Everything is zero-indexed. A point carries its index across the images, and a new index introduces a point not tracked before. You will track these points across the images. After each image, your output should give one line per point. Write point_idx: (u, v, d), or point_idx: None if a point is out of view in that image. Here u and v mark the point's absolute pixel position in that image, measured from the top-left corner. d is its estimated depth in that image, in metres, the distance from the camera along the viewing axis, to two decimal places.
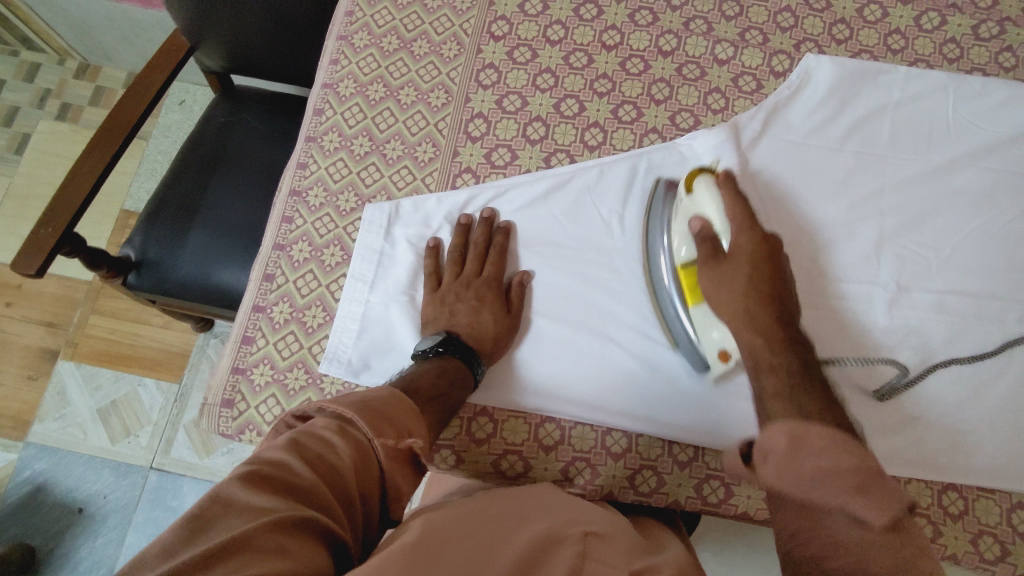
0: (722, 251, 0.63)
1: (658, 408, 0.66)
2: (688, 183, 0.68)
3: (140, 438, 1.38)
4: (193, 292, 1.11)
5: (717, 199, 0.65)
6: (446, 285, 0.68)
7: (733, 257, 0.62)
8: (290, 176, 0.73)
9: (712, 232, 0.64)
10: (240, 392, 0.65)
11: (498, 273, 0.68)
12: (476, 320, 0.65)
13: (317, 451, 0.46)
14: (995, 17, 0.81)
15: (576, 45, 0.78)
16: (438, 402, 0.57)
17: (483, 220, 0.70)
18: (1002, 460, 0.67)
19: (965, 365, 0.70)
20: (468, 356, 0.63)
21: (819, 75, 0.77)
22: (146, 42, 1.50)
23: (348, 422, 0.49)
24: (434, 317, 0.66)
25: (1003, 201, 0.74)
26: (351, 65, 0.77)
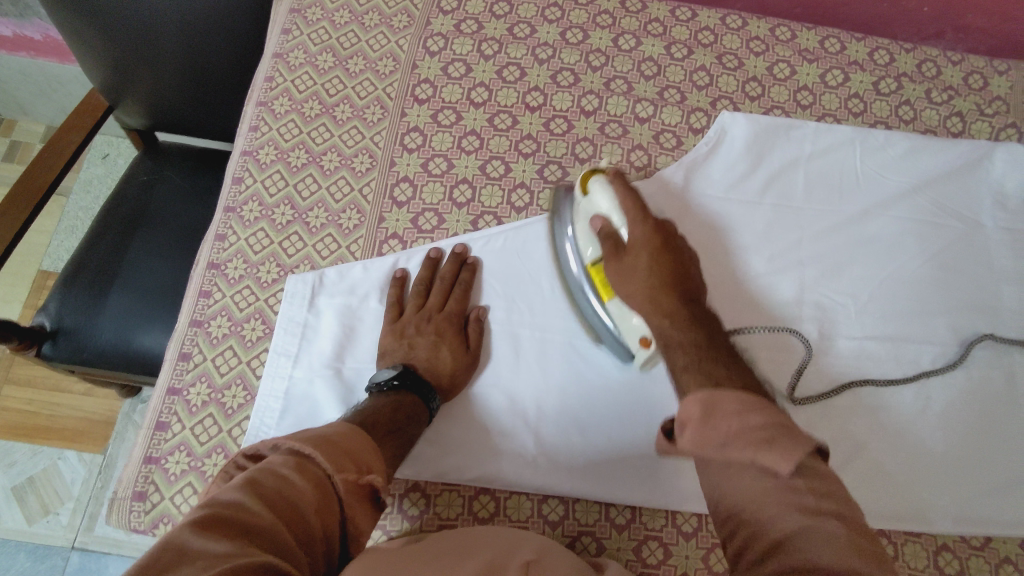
0: (618, 250, 0.61)
1: (602, 467, 0.65)
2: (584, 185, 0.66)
3: (60, 516, 1.29)
4: (113, 361, 1.05)
5: (611, 199, 0.63)
6: (408, 317, 0.67)
7: (632, 250, 0.61)
8: (208, 248, 0.70)
9: (613, 229, 0.62)
10: (153, 483, 0.61)
11: (462, 309, 0.68)
12: (434, 355, 0.65)
13: (275, 489, 0.44)
14: (893, 73, 0.86)
15: (500, 106, 0.79)
16: (395, 435, 0.57)
17: (453, 256, 0.70)
18: (929, 500, 0.69)
19: (889, 407, 0.72)
20: (425, 391, 0.62)
21: (743, 128, 0.79)
22: (65, 95, 1.44)
23: (306, 457, 0.48)
24: (391, 349, 0.66)
25: (911, 247, 0.77)
26: (271, 132, 0.75)
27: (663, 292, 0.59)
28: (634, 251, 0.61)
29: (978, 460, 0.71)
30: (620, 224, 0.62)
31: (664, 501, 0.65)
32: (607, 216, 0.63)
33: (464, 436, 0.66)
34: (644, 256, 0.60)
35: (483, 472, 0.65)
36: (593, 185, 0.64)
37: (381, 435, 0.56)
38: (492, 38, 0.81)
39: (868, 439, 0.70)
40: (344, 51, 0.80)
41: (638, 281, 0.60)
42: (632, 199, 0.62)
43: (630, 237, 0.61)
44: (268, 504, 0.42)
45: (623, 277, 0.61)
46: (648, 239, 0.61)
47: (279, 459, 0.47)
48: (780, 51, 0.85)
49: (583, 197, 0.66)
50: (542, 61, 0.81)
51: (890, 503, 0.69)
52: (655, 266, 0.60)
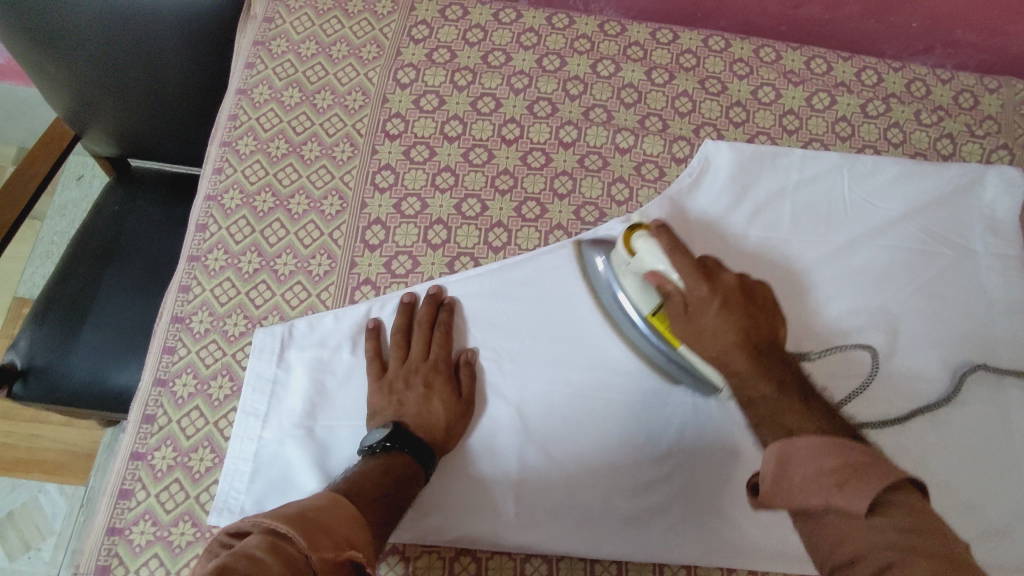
0: (683, 312, 0.59)
1: (594, 522, 0.63)
2: (627, 244, 0.62)
3: (42, 552, 1.26)
4: (87, 400, 1.01)
5: (662, 257, 0.59)
6: (392, 370, 0.65)
7: (697, 315, 0.58)
8: (171, 300, 0.68)
9: (669, 285, 0.59)
10: (117, 556, 0.58)
11: (447, 355, 0.65)
12: (425, 410, 0.62)
13: (246, 572, 0.38)
14: (880, 95, 0.83)
15: (475, 141, 0.76)
16: (381, 502, 0.53)
17: (429, 298, 0.67)
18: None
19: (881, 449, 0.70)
20: (417, 448, 0.59)
21: (724, 157, 0.76)
22: (34, 118, 1.40)
23: (281, 537, 0.43)
24: (380, 408, 0.63)
25: (902, 277, 0.75)
26: (236, 174, 0.72)
27: (737, 342, 0.56)
28: (697, 315, 0.58)
29: (971, 500, 0.69)
30: (671, 279, 0.59)
31: (658, 555, 0.63)
32: (661, 275, 0.60)
33: (442, 494, 0.64)
34: (710, 313, 0.57)
35: (464, 532, 0.63)
36: (639, 244, 0.61)
37: (367, 503, 0.52)
38: (466, 68, 0.78)
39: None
40: (311, 85, 0.77)
41: (707, 344, 0.57)
42: (679, 249, 0.58)
43: (686, 294, 0.58)
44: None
45: (695, 337, 0.58)
46: (705, 303, 0.57)
47: (253, 541, 0.42)
48: (764, 73, 0.83)
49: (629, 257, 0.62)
50: (518, 91, 0.78)
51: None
52: (726, 326, 0.56)
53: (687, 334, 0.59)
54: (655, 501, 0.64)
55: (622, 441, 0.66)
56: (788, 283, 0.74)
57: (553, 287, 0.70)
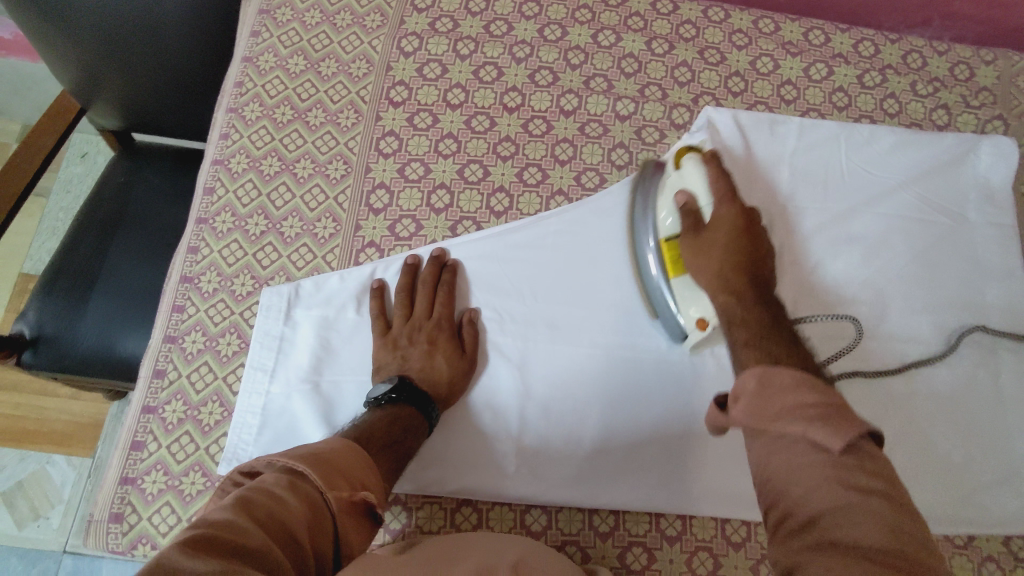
0: (698, 229, 0.62)
1: (594, 473, 0.65)
2: (676, 159, 0.66)
3: (51, 520, 1.29)
4: (94, 367, 1.03)
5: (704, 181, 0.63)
6: (396, 327, 0.66)
7: (713, 230, 0.61)
8: (180, 261, 0.69)
9: (695, 206, 0.62)
10: (131, 504, 0.60)
11: (450, 313, 0.67)
12: (429, 365, 0.64)
13: (265, 507, 0.41)
14: (878, 66, 0.84)
15: (477, 108, 0.77)
16: (389, 450, 0.55)
17: (433, 258, 0.69)
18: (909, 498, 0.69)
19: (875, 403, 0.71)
20: (423, 402, 0.61)
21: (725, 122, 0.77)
22: (40, 94, 1.41)
23: (297, 475, 0.46)
24: (385, 363, 0.65)
25: (898, 243, 0.77)
26: (242, 139, 0.74)
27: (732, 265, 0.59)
28: (714, 230, 0.61)
29: (958, 458, 0.71)
30: (705, 201, 0.62)
31: (656, 506, 0.65)
32: (693, 194, 0.63)
33: (444, 446, 0.66)
34: (725, 233, 0.60)
35: (466, 483, 0.65)
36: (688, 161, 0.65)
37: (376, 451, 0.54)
38: (468, 37, 0.80)
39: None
40: (316, 53, 0.78)
41: (715, 261, 0.60)
42: (722, 178, 0.62)
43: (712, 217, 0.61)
44: (260, 524, 0.39)
45: (703, 250, 0.61)
46: (726, 221, 0.60)
47: (270, 477, 0.45)
48: (763, 44, 0.84)
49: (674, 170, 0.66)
50: (519, 60, 0.79)
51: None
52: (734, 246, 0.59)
53: (695, 250, 0.61)
54: (654, 453, 0.66)
55: (619, 392, 0.68)
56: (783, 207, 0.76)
57: (553, 249, 0.71)
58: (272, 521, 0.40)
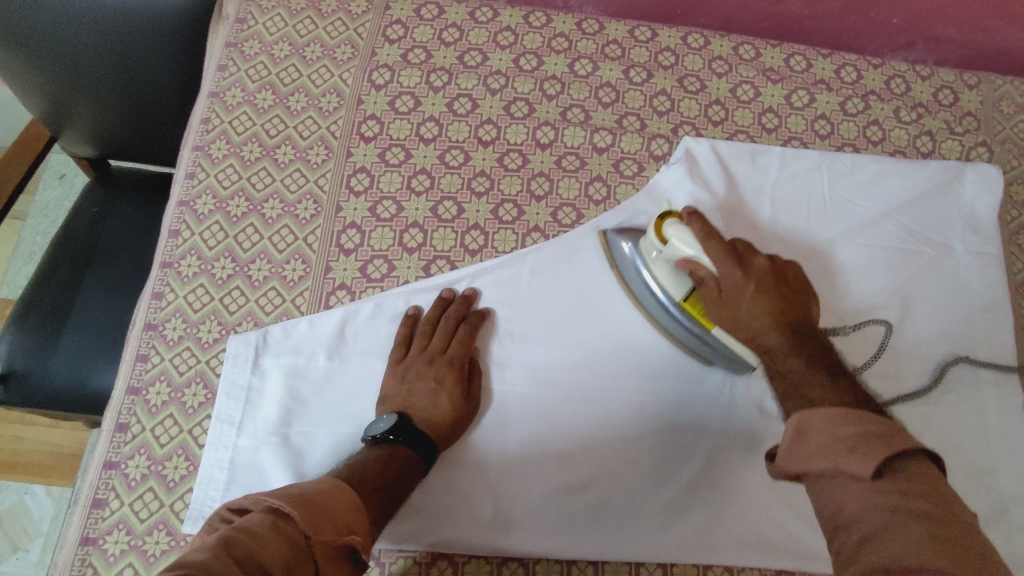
0: (720, 298, 0.59)
1: (575, 523, 0.64)
2: (658, 232, 0.62)
3: (30, 553, 1.27)
4: (66, 403, 1.00)
5: (695, 244, 0.59)
6: (411, 358, 0.65)
7: (732, 300, 0.59)
8: (144, 307, 0.67)
9: (702, 272, 0.60)
10: (92, 566, 0.58)
11: (464, 353, 0.65)
12: (433, 404, 0.62)
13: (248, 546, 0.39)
14: (860, 92, 0.83)
15: (451, 142, 0.75)
16: (381, 494, 0.53)
17: (462, 299, 0.68)
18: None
19: None
20: (419, 444, 0.59)
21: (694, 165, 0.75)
22: (14, 117, 1.38)
23: (282, 516, 0.43)
24: (392, 394, 0.63)
25: (881, 275, 0.75)
26: (209, 178, 0.72)
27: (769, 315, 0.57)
28: (732, 299, 0.59)
29: None
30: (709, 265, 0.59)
31: (640, 555, 0.63)
32: (695, 262, 0.60)
33: (417, 497, 0.63)
34: (744, 298, 0.58)
35: (444, 535, 0.63)
36: (671, 232, 0.61)
37: (371, 492, 0.52)
38: (442, 68, 0.78)
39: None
40: (285, 87, 0.76)
41: (745, 318, 0.58)
42: (713, 238, 0.59)
43: (720, 280, 0.59)
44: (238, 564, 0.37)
45: (733, 323, 0.59)
46: (739, 289, 0.58)
47: (256, 517, 0.42)
48: (743, 71, 0.82)
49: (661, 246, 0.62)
50: (494, 91, 0.77)
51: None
52: (758, 307, 0.57)
53: (724, 320, 0.60)
54: (637, 501, 0.65)
55: (599, 438, 0.66)
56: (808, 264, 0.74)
57: (532, 290, 0.70)
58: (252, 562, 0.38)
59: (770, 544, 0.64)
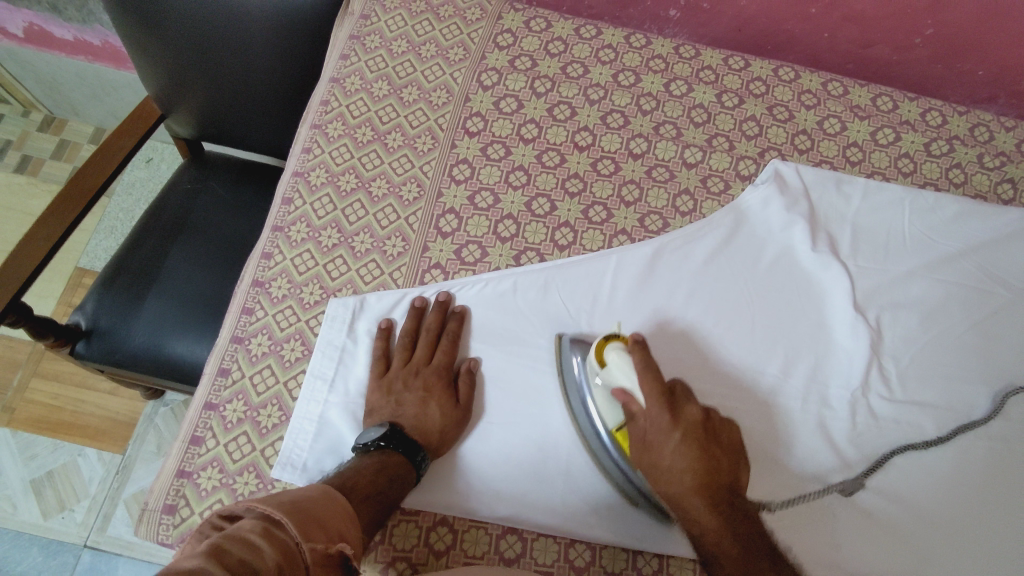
0: (644, 446, 0.59)
1: (583, 507, 0.64)
2: (600, 356, 0.63)
3: (75, 513, 1.26)
4: (143, 364, 1.05)
5: (632, 375, 0.60)
6: (394, 370, 0.66)
7: (656, 447, 0.59)
8: (254, 265, 0.72)
9: (636, 407, 0.60)
10: (184, 497, 0.61)
11: (449, 362, 0.67)
12: (422, 411, 0.63)
13: (240, 553, 0.40)
14: (944, 136, 0.85)
15: (549, 144, 0.79)
16: (373, 500, 0.54)
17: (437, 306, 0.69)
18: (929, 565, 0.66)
19: (931, 461, 0.70)
20: (411, 449, 0.60)
21: (666, 327, 0.72)
22: (117, 99, 1.47)
23: (274, 523, 0.44)
24: (379, 405, 0.64)
25: (958, 311, 0.76)
26: (323, 154, 0.77)
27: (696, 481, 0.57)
28: (658, 444, 0.59)
29: (1013, 530, 0.68)
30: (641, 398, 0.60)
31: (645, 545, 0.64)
32: (629, 393, 0.60)
33: (492, 471, 0.65)
34: (670, 450, 0.58)
35: (469, 504, 0.64)
36: (612, 358, 0.61)
37: (361, 501, 0.53)
38: (546, 76, 0.83)
39: (896, 512, 0.67)
40: (399, 80, 0.81)
41: (671, 480, 0.58)
42: (653, 375, 0.59)
43: (650, 421, 0.59)
44: (230, 570, 0.38)
45: (657, 477, 0.58)
46: (666, 436, 0.58)
47: (247, 523, 0.43)
48: (831, 106, 0.85)
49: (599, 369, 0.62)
50: (593, 101, 0.82)
51: (870, 563, 0.65)
52: (681, 462, 0.57)
53: (649, 472, 0.59)
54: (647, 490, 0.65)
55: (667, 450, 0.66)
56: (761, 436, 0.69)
57: (613, 287, 0.72)
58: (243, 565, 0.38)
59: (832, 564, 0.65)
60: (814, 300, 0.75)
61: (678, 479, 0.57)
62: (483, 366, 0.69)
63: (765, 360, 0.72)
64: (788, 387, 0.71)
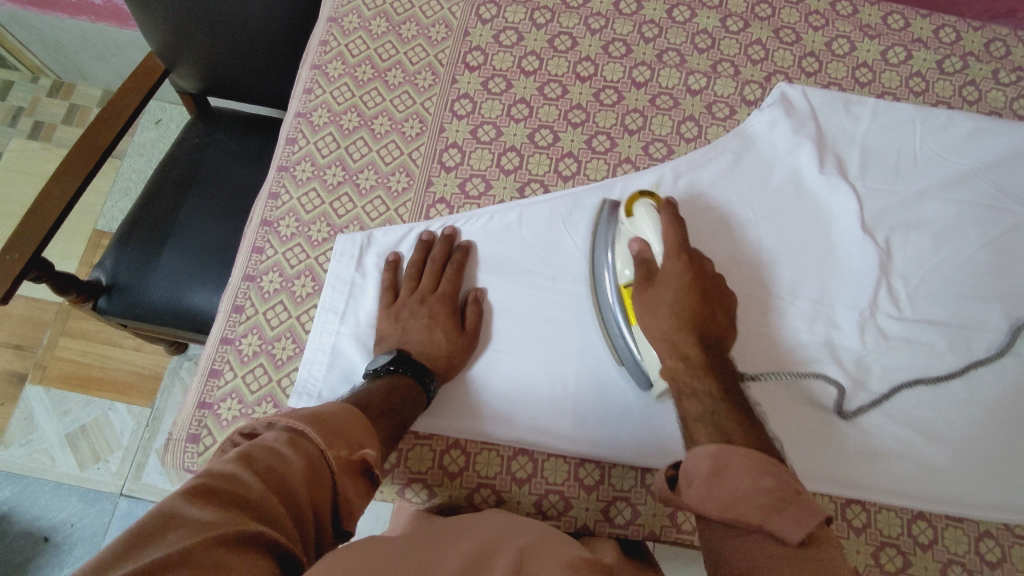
0: (648, 280, 0.62)
1: (573, 424, 0.66)
2: (629, 208, 0.66)
3: (110, 463, 1.31)
4: (165, 316, 1.07)
5: (654, 228, 0.63)
6: (401, 301, 0.68)
7: (659, 284, 0.61)
8: (261, 205, 0.73)
9: (649, 254, 0.63)
10: (207, 427, 0.64)
11: (454, 290, 0.68)
12: (428, 338, 0.65)
13: (268, 462, 0.43)
14: (958, 52, 0.83)
15: (550, 75, 0.79)
16: (388, 416, 0.56)
17: (443, 238, 0.69)
18: (956, 489, 0.68)
19: (939, 381, 0.70)
20: (420, 373, 0.62)
21: (700, 200, 0.74)
22: (121, 60, 1.47)
23: (299, 434, 0.47)
24: (387, 335, 0.66)
25: (970, 230, 0.75)
26: (325, 94, 0.77)
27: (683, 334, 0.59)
28: (661, 283, 0.61)
29: (1018, 446, 0.69)
30: (658, 252, 0.62)
31: (626, 457, 0.65)
32: (645, 243, 0.63)
33: (502, 396, 0.67)
34: (671, 287, 0.60)
35: (477, 427, 0.66)
36: (639, 208, 0.64)
37: (376, 417, 0.55)
38: (545, 7, 0.81)
39: (898, 431, 0.69)
40: (397, 16, 0.80)
41: (665, 309, 0.60)
42: (673, 229, 0.62)
43: (661, 266, 0.62)
44: (259, 479, 0.41)
45: (651, 309, 0.61)
46: (675, 271, 0.61)
47: (273, 435, 0.46)
48: (840, 26, 0.83)
49: (626, 218, 0.65)
50: (594, 31, 0.81)
51: (866, 471, 0.68)
52: (681, 299, 0.60)
53: (643, 305, 0.61)
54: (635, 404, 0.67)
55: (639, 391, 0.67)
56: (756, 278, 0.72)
57: None
58: (272, 476, 0.42)
59: (829, 475, 0.68)
60: (822, 222, 0.74)
61: (669, 319, 0.60)
62: (489, 295, 0.70)
63: (771, 273, 0.72)
64: (794, 310, 0.71)
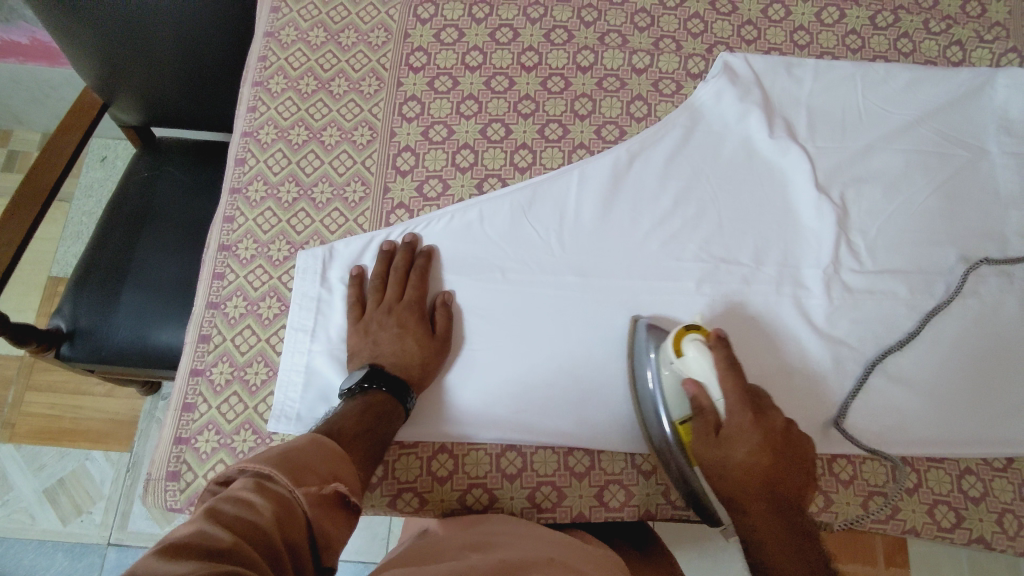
0: (715, 437, 0.57)
1: (552, 421, 0.66)
2: (676, 345, 0.61)
3: (93, 515, 1.27)
4: (132, 357, 1.04)
5: (710, 370, 0.58)
6: (370, 313, 0.67)
7: (726, 443, 0.57)
8: (217, 230, 0.71)
9: (706, 400, 0.58)
10: (186, 462, 0.63)
11: (420, 295, 0.67)
12: (401, 346, 0.64)
13: (234, 511, 0.41)
14: (889, 7, 0.84)
15: (496, 69, 0.78)
16: (363, 439, 0.55)
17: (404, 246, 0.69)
18: (935, 433, 0.69)
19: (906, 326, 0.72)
20: (396, 387, 0.61)
21: (735, 314, 0.71)
22: (57, 100, 1.43)
23: (265, 477, 0.45)
24: (359, 348, 0.65)
25: (919, 178, 0.76)
26: (270, 111, 0.76)
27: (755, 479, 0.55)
28: (729, 442, 0.56)
29: (989, 382, 0.71)
30: (716, 397, 0.58)
31: (605, 441, 0.66)
32: (702, 387, 0.58)
33: (480, 396, 0.66)
34: (741, 448, 0.56)
35: (459, 430, 0.66)
36: (689, 349, 0.59)
37: (349, 441, 0.55)
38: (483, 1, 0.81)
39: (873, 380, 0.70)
40: (335, 25, 0.79)
41: (737, 467, 0.56)
42: (731, 374, 0.57)
43: (725, 419, 0.57)
44: (229, 528, 0.39)
45: (718, 467, 0.57)
46: (742, 433, 0.56)
47: (238, 483, 0.44)
48: None
49: (675, 357, 0.60)
50: (534, 20, 0.81)
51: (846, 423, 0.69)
52: (756, 461, 0.55)
53: (710, 458, 0.57)
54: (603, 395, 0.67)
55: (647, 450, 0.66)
56: (795, 388, 0.70)
57: (580, 200, 0.73)
58: (241, 523, 0.40)
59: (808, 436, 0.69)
60: (777, 184, 0.75)
61: (735, 470, 0.56)
62: (457, 297, 0.69)
63: (733, 241, 0.73)
64: (761, 275, 0.72)
